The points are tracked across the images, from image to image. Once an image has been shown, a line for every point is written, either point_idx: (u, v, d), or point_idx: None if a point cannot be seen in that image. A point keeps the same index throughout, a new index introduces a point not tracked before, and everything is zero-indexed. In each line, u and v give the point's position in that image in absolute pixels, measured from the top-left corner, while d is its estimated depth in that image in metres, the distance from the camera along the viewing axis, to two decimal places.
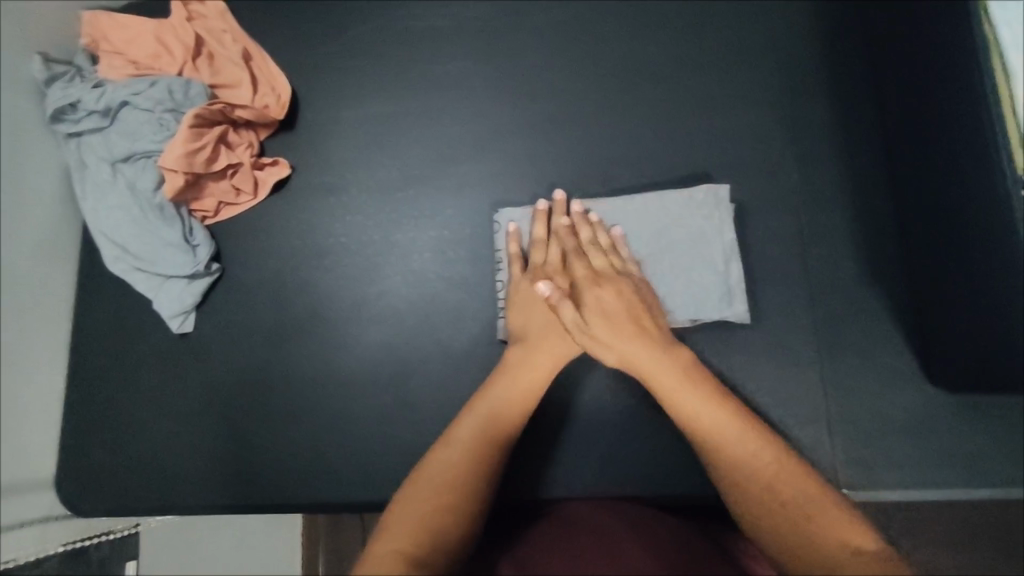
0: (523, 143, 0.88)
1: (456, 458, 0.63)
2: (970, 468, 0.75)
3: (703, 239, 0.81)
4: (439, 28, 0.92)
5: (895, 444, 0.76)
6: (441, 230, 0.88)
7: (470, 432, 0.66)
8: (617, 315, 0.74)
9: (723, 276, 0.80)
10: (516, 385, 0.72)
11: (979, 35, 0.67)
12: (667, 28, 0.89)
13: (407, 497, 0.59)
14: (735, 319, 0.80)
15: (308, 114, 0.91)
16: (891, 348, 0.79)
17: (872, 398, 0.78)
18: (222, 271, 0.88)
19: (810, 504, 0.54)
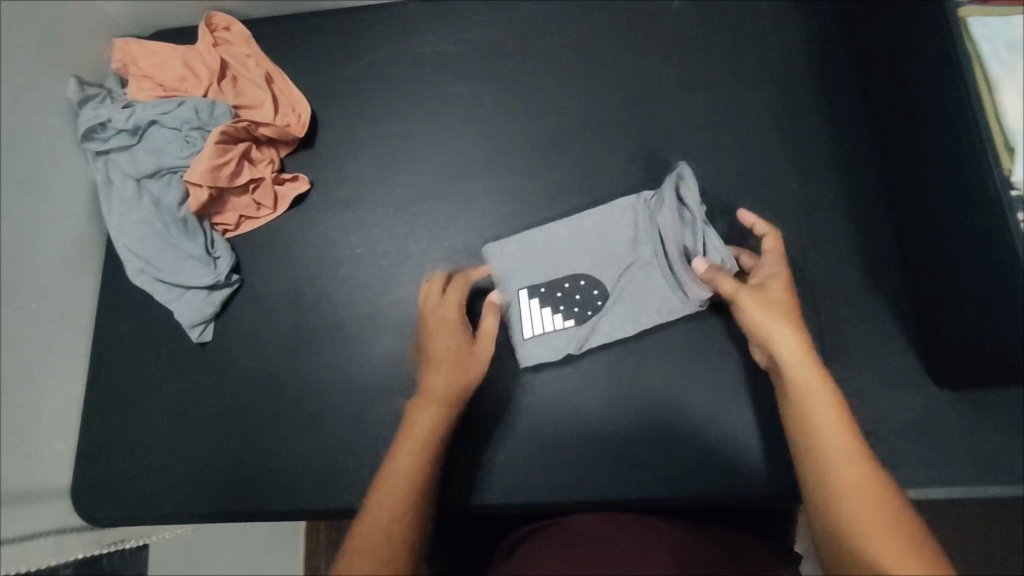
0: (533, 159, 0.87)
1: (390, 507, 0.61)
2: (980, 465, 0.71)
3: (611, 257, 0.82)
4: (450, 49, 0.93)
5: (906, 443, 0.72)
6: (454, 241, 0.87)
7: (405, 470, 0.64)
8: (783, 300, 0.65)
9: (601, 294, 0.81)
10: (430, 424, 0.67)
11: (960, 53, 0.63)
12: (673, 51, 0.88)
13: (354, 546, 0.59)
14: (573, 343, 0.80)
15: (327, 132, 0.93)
16: (896, 351, 0.75)
17: (882, 401, 0.74)
18: (242, 283, 0.89)
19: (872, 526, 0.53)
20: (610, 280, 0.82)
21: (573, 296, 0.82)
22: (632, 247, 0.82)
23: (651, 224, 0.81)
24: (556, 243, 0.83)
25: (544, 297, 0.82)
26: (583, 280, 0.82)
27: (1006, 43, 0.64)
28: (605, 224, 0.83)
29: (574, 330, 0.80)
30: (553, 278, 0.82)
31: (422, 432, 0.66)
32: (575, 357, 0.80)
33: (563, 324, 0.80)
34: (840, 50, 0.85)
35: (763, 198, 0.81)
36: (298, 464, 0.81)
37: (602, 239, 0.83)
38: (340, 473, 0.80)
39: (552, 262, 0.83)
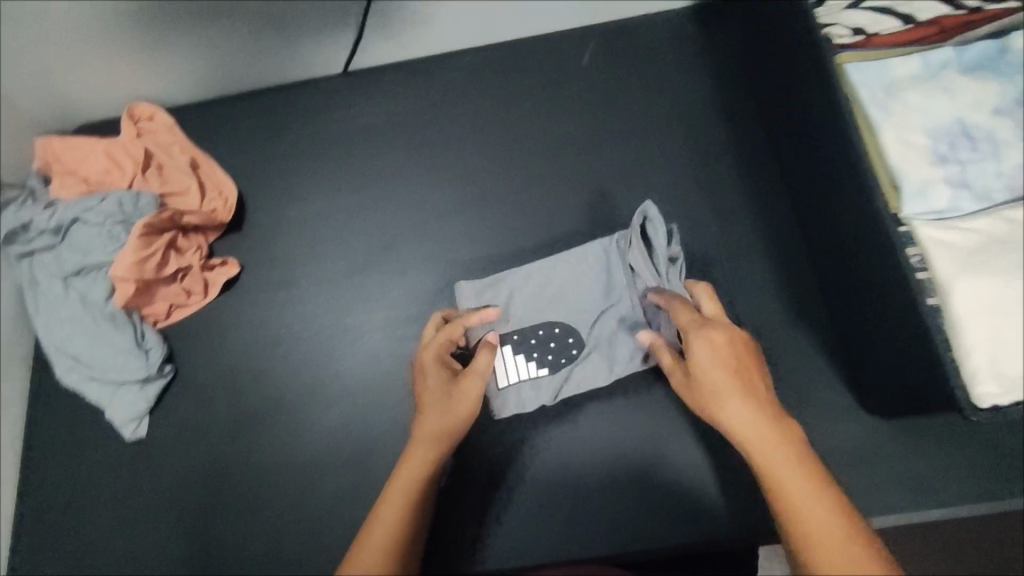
0: (461, 223, 0.88)
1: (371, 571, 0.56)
2: (919, 488, 0.71)
3: (587, 303, 0.82)
4: (371, 121, 0.94)
5: (844, 473, 0.73)
6: (389, 309, 0.87)
7: (386, 533, 0.58)
8: (709, 375, 0.58)
9: (576, 340, 0.81)
10: (413, 487, 0.62)
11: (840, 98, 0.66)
12: (585, 107, 0.91)
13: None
14: (547, 393, 0.79)
15: (255, 214, 0.95)
16: (826, 382, 0.76)
17: (817, 433, 0.74)
18: (175, 373, 0.88)
19: None
20: (585, 328, 0.82)
21: (547, 344, 0.81)
22: (606, 293, 0.82)
23: (624, 268, 0.80)
24: (529, 292, 0.83)
25: (516, 345, 0.82)
26: (557, 328, 0.82)
27: (881, 86, 0.66)
28: (578, 271, 0.83)
29: (550, 379, 0.80)
30: (526, 326, 0.82)
31: (405, 484, 0.62)
32: (518, 417, 0.80)
33: (538, 372, 0.80)
34: (745, 92, 0.89)
35: (686, 242, 0.83)
36: (241, 554, 0.79)
37: (577, 285, 0.83)
38: (286, 562, 0.78)
39: (527, 308, 0.83)
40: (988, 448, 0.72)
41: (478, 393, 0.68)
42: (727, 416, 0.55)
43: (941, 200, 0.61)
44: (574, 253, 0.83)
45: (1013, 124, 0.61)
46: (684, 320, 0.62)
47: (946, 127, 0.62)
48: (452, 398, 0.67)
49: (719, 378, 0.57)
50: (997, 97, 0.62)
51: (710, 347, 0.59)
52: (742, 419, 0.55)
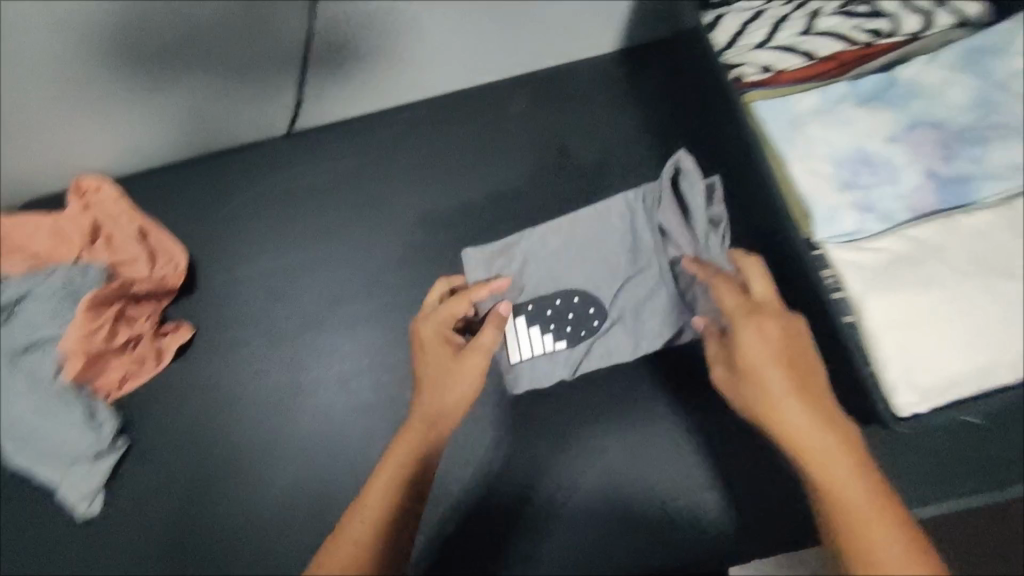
0: (409, 272, 0.91)
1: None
2: None
3: (610, 270, 0.80)
4: (317, 180, 0.97)
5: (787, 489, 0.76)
6: (342, 362, 0.88)
7: (353, 541, 0.54)
8: (756, 366, 0.55)
9: (597, 312, 0.79)
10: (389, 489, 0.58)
11: None
12: (521, 154, 0.95)
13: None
14: (563, 367, 0.80)
15: (207, 277, 0.96)
16: None
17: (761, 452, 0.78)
18: (130, 444, 0.88)
19: None
20: (606, 298, 0.79)
21: (565, 315, 0.79)
22: (632, 256, 0.79)
23: (652, 229, 0.77)
24: (546, 259, 0.81)
25: (533, 315, 0.80)
26: (577, 296, 0.80)
27: (788, 118, 0.71)
28: (599, 236, 0.81)
29: (567, 353, 0.79)
30: (544, 295, 0.80)
31: (389, 477, 0.58)
32: (474, 460, 0.81)
33: (554, 346, 0.79)
34: (674, 126, 0.92)
35: None
36: None
37: (600, 248, 0.81)
38: None
39: (545, 277, 0.81)
40: (924, 453, 0.75)
41: (483, 368, 0.67)
42: (777, 413, 0.52)
43: (850, 223, 0.65)
44: (599, 213, 0.81)
45: (906, 149, 0.66)
46: (730, 306, 0.60)
47: (848, 156, 0.67)
48: (453, 372, 0.66)
49: (770, 373, 0.54)
50: (890, 125, 0.68)
51: (757, 338, 0.56)
52: (795, 418, 0.52)
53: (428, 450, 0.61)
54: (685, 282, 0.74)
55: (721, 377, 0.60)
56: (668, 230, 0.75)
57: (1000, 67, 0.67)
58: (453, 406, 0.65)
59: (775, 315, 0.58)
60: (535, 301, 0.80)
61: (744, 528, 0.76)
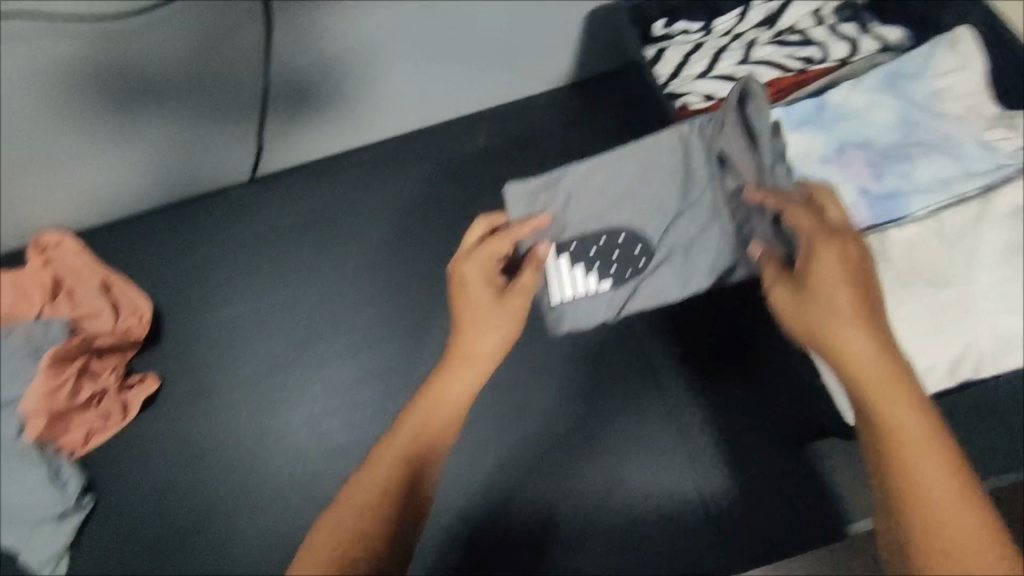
0: (375, 311, 0.94)
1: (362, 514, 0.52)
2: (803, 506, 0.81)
3: (662, 201, 0.70)
4: (279, 223, 0.99)
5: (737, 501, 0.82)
6: (313, 405, 0.90)
7: (381, 478, 0.54)
8: (825, 290, 0.54)
9: (647, 248, 0.71)
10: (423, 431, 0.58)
11: None
12: (477, 190, 0.98)
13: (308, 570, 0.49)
14: (607, 309, 0.71)
15: (172, 326, 0.96)
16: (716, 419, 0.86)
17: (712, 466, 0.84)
18: (96, 501, 0.87)
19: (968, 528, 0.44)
20: (655, 234, 0.71)
21: (610, 254, 0.71)
22: (680, 192, 0.70)
23: (708, 156, 0.69)
24: (591, 190, 0.71)
25: (576, 255, 0.71)
26: (623, 234, 0.71)
27: None
28: (649, 167, 0.71)
29: (611, 295, 0.71)
30: (589, 232, 0.71)
31: (424, 418, 0.59)
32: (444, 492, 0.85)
33: (598, 286, 0.71)
34: None
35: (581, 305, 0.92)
36: None
37: (648, 180, 0.71)
38: None
39: (587, 211, 0.71)
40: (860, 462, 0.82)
41: (523, 314, 0.64)
42: (843, 340, 0.52)
43: None
44: (656, 138, 0.70)
45: (838, 171, 0.72)
46: (806, 227, 0.57)
47: None
48: (491, 312, 0.63)
49: (836, 297, 0.53)
50: (817, 151, 0.73)
51: (832, 263, 0.55)
52: (862, 345, 0.52)
53: (442, 413, 0.59)
54: (742, 212, 0.68)
55: (781, 295, 0.57)
56: (726, 155, 0.68)
57: (918, 89, 0.73)
58: (478, 364, 0.62)
59: (849, 242, 0.56)
60: (579, 237, 0.71)
61: (705, 541, 0.81)
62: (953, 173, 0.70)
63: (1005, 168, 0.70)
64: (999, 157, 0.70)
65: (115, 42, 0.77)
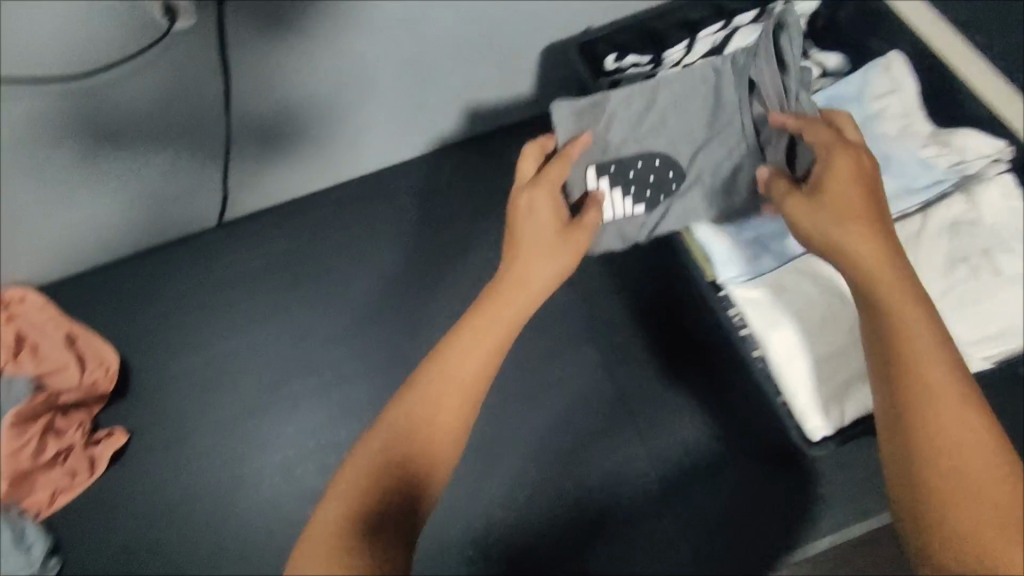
0: (347, 350, 0.95)
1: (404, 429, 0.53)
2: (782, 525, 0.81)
3: (697, 129, 0.70)
4: (248, 267, 0.99)
5: (713, 521, 0.83)
6: (286, 448, 0.91)
7: (426, 394, 0.55)
8: (835, 199, 0.57)
9: (677, 173, 0.71)
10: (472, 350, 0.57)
11: None
12: (442, 229, 1.02)
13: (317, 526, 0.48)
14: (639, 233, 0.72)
15: (140, 378, 0.94)
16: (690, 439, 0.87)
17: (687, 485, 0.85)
18: (62, 563, 0.86)
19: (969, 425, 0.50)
20: (686, 161, 0.71)
21: (646, 178, 0.70)
22: (710, 119, 0.70)
23: (739, 82, 0.68)
24: (630, 115, 0.69)
25: (615, 178, 0.69)
26: (657, 160, 0.70)
27: None
28: (687, 94, 0.70)
29: (646, 218, 0.71)
30: (625, 156, 0.70)
31: (472, 338, 0.58)
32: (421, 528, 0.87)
33: (634, 209, 0.71)
34: None
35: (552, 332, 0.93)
36: None
37: (687, 106, 0.70)
38: None
39: (625, 134, 0.70)
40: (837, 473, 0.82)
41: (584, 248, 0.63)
42: (848, 239, 0.56)
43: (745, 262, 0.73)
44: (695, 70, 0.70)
45: None
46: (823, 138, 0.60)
47: None
48: (553, 245, 0.62)
49: (854, 201, 0.57)
50: None
51: (846, 172, 0.58)
52: (868, 253, 0.56)
53: (493, 333, 0.59)
54: (767, 134, 0.68)
55: (790, 203, 0.60)
56: (757, 83, 0.67)
57: (860, 111, 0.79)
58: (528, 293, 0.61)
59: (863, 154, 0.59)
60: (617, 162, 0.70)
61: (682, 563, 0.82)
62: (895, 190, 0.74)
63: (942, 183, 0.74)
64: (937, 172, 0.74)
65: (71, 98, 0.74)
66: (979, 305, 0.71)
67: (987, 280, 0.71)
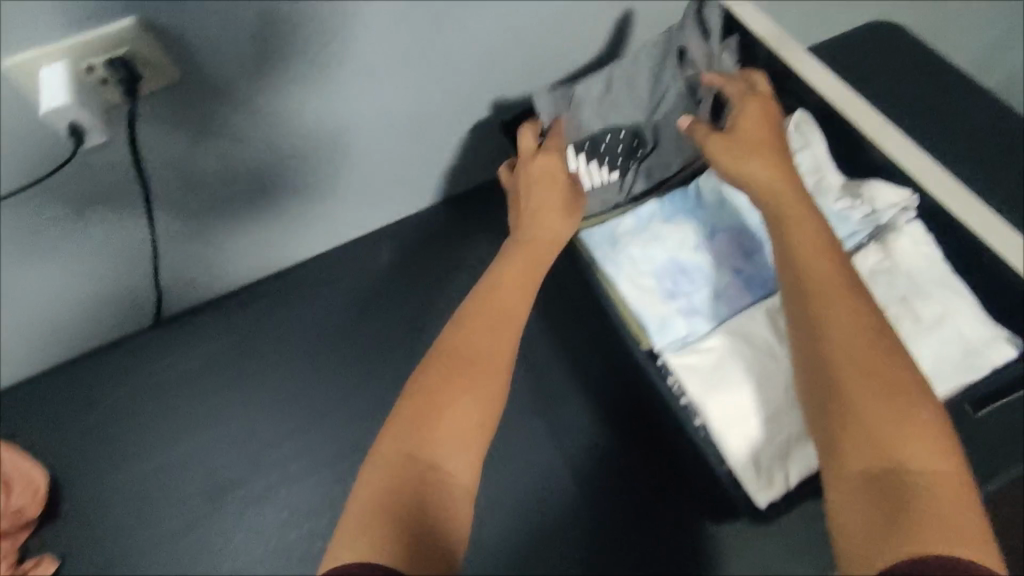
0: (294, 444, 0.93)
1: (456, 361, 0.63)
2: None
3: (647, 103, 0.86)
4: (186, 364, 0.96)
5: None
6: (235, 556, 0.87)
7: (468, 333, 0.65)
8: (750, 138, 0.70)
9: (642, 141, 0.87)
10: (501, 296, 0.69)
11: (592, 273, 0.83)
12: (386, 308, 1.01)
13: (348, 521, 0.55)
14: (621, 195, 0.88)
15: (71, 497, 0.89)
16: (649, 503, 0.85)
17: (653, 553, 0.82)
18: None
19: (906, 406, 0.53)
20: (646, 128, 0.87)
21: (614, 148, 0.86)
22: (654, 91, 0.85)
23: (673, 53, 0.84)
24: (592, 98, 0.84)
25: (589, 152, 0.86)
26: (620, 132, 0.86)
27: (610, 244, 0.81)
28: (635, 72, 0.85)
29: (620, 179, 0.87)
30: (595, 132, 0.85)
31: (499, 288, 0.69)
32: None
33: (609, 175, 0.86)
34: None
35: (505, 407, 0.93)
36: None
37: (639, 83, 0.85)
38: None
39: (592, 117, 0.85)
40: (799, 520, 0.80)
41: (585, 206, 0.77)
42: (750, 163, 0.69)
43: (679, 328, 0.76)
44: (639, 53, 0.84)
45: (710, 258, 0.79)
46: (733, 91, 0.75)
47: (665, 271, 0.79)
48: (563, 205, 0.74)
49: (758, 134, 0.71)
50: (695, 235, 0.80)
51: (755, 115, 0.72)
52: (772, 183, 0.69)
53: (516, 282, 0.70)
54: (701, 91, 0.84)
55: (712, 138, 0.71)
56: (685, 49, 0.83)
57: None
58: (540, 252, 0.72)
59: (768, 101, 0.73)
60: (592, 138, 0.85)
61: None
62: None
63: (858, 234, 0.80)
64: (852, 225, 0.80)
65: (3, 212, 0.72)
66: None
67: (906, 326, 0.74)
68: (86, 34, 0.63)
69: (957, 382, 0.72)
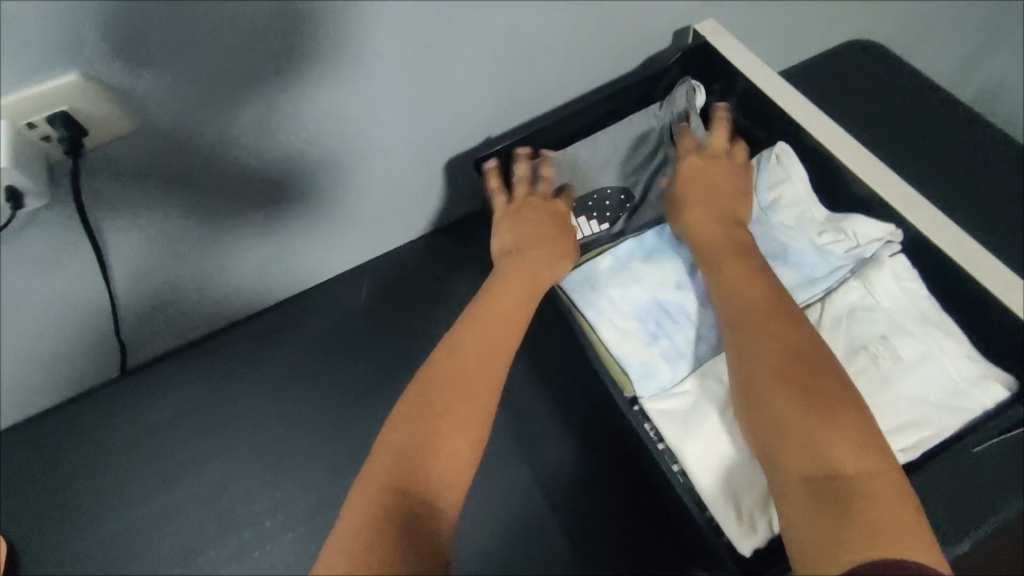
0: (266, 500, 0.90)
1: (445, 387, 0.62)
2: None
3: (633, 164, 0.90)
4: (156, 419, 0.93)
5: None
6: None
7: (460, 361, 0.64)
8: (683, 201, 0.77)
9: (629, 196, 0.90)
10: (493, 324, 0.69)
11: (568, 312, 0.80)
12: (360, 353, 0.98)
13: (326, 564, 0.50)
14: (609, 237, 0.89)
15: (34, 562, 0.86)
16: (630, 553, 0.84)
17: None
18: None
19: (832, 402, 0.56)
20: (633, 186, 0.90)
21: (604, 204, 0.90)
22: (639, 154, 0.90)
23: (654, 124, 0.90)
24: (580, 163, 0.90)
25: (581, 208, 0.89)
26: (608, 189, 0.90)
27: (588, 283, 0.79)
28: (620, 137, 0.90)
29: (610, 231, 0.89)
30: (585, 193, 0.90)
31: (491, 316, 0.69)
32: None
33: (599, 228, 0.89)
34: None
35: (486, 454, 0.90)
36: None
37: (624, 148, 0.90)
38: None
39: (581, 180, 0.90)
40: None
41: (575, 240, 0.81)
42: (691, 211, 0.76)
43: (660, 370, 0.74)
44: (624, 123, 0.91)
45: (693, 295, 0.77)
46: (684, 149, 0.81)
47: (645, 311, 0.77)
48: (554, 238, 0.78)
49: (697, 189, 0.77)
50: (676, 272, 0.78)
51: (700, 173, 0.78)
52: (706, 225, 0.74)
53: (508, 312, 0.70)
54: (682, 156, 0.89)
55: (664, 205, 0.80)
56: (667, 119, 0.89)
57: (756, 204, 0.83)
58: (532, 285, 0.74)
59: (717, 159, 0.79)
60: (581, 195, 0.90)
61: None
62: (798, 282, 0.78)
63: (840, 269, 0.78)
64: (834, 260, 0.79)
65: None
66: (885, 394, 0.70)
67: (889, 367, 0.71)
68: (39, 85, 0.58)
69: (944, 426, 0.69)
